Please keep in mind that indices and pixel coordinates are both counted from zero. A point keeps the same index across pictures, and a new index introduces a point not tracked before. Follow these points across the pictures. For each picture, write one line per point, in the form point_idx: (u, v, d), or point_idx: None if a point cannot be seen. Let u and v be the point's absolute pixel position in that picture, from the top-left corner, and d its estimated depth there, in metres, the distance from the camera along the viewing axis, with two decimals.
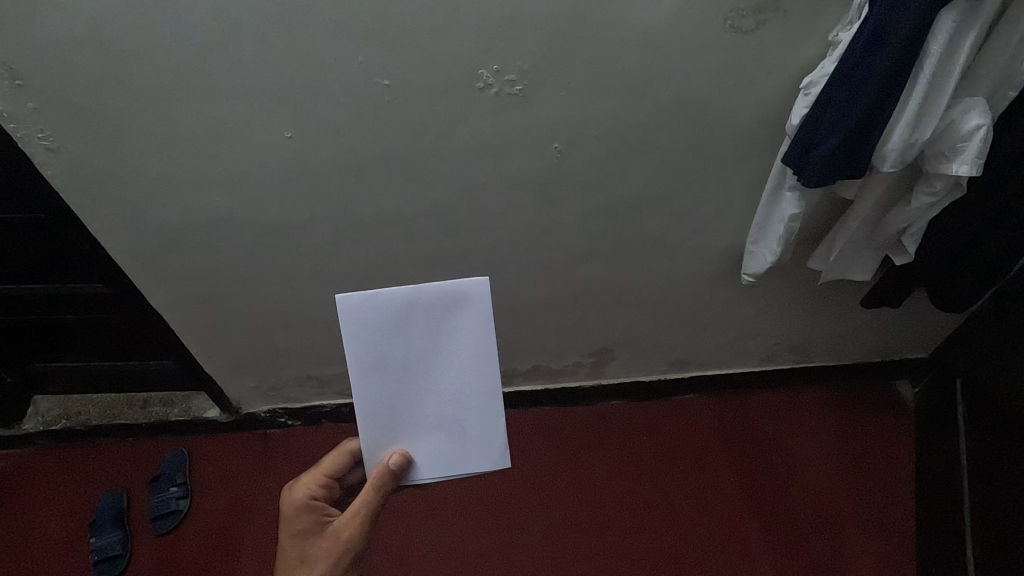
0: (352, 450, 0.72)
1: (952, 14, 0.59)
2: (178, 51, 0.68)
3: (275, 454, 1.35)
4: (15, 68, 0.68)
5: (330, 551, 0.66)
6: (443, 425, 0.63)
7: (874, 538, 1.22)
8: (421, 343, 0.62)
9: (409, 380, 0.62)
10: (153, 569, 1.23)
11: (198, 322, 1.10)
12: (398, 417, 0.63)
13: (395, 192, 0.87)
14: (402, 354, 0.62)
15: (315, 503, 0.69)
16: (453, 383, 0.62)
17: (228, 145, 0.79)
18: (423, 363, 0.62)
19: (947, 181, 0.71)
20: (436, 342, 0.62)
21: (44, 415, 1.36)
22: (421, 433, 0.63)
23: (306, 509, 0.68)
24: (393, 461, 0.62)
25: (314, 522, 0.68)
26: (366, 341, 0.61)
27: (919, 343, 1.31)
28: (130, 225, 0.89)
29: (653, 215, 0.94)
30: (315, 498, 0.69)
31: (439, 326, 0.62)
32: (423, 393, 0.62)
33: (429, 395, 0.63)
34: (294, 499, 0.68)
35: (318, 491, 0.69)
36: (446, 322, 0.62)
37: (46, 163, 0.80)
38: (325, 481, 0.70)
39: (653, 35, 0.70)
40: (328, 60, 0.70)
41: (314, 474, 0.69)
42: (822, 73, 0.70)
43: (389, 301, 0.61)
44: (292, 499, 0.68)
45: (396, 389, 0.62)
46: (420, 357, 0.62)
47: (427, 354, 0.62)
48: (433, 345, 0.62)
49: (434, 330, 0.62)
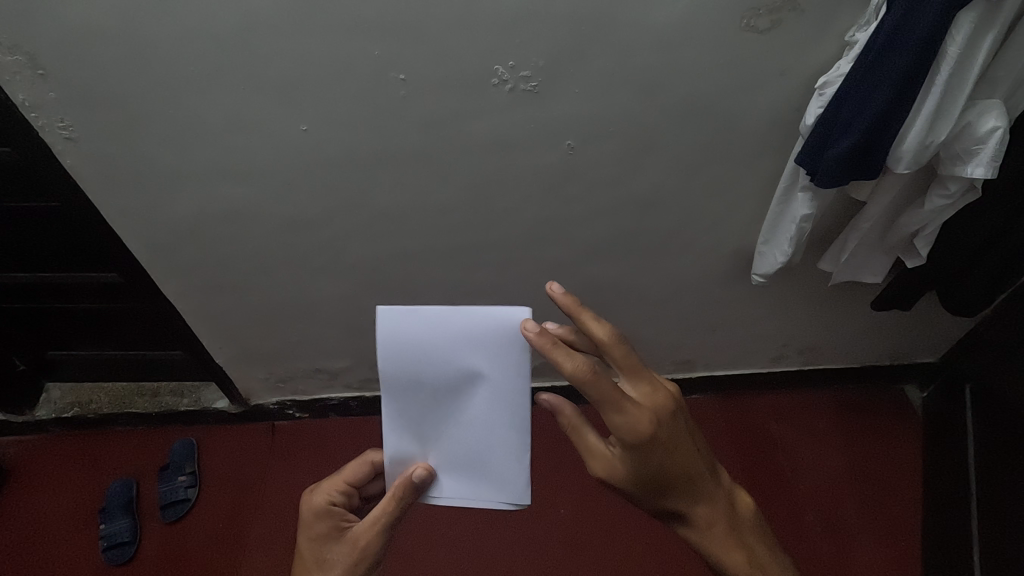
0: (375, 460, 0.72)
1: (972, 14, 0.58)
2: (196, 43, 0.69)
3: (284, 446, 1.37)
4: (38, 58, 0.69)
5: (344, 558, 0.66)
6: (468, 450, 0.63)
7: (880, 538, 1.22)
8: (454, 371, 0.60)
9: (439, 401, 0.61)
10: (162, 555, 1.24)
11: (210, 313, 1.11)
12: (426, 432, 0.63)
13: (409, 186, 0.87)
14: (434, 378, 0.60)
15: (333, 509, 0.69)
16: (481, 413, 0.62)
17: (244, 138, 0.79)
18: (455, 389, 0.61)
19: (961, 184, 0.71)
20: (470, 373, 0.60)
21: (56, 403, 1.37)
22: (446, 454, 0.64)
23: (327, 514, 0.69)
24: (417, 475, 0.62)
25: (332, 527, 0.69)
26: (398, 360, 0.59)
27: (928, 347, 1.30)
28: (145, 215, 0.90)
29: (665, 212, 0.94)
30: (334, 503, 0.69)
31: (475, 359, 0.59)
32: (452, 417, 0.62)
33: (457, 420, 0.62)
34: (312, 504, 0.69)
35: (339, 498, 0.70)
36: (483, 355, 0.59)
37: (66, 152, 0.81)
38: (344, 488, 0.70)
39: (668, 33, 0.70)
40: (344, 54, 0.70)
41: (335, 481, 0.70)
42: (838, 74, 0.70)
43: (426, 324, 0.58)
44: (311, 503, 0.69)
45: (426, 407, 0.62)
46: (453, 384, 0.60)
47: (459, 382, 0.60)
48: (466, 375, 0.60)
49: (470, 362, 0.59)
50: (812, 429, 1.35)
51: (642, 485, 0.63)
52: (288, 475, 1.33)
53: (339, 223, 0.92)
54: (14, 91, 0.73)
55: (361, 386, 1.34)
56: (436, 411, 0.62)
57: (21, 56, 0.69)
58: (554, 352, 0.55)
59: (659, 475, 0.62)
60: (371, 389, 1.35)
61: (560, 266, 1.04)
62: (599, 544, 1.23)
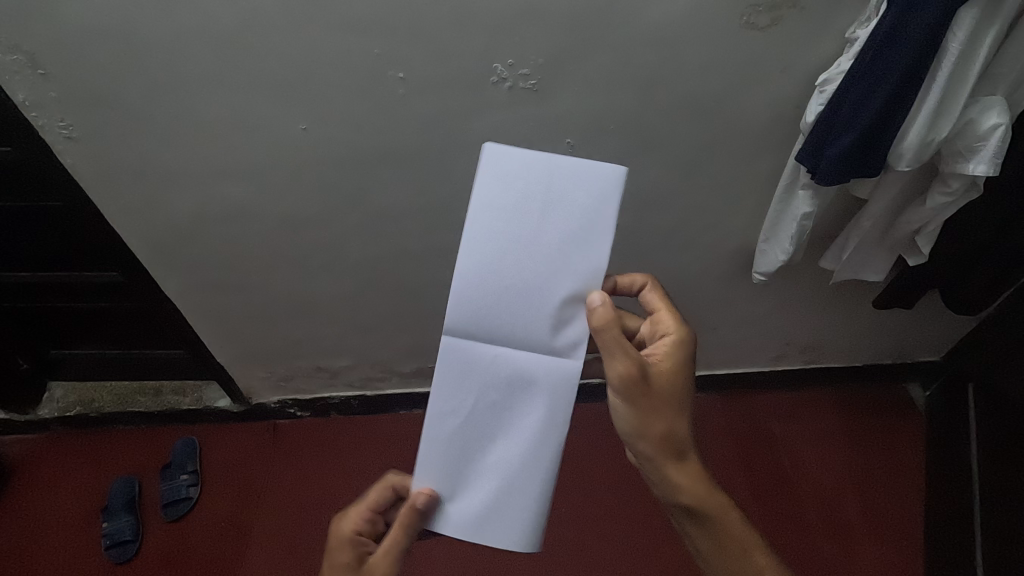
0: (396, 486, 0.68)
1: (973, 11, 0.58)
2: (195, 42, 0.69)
3: (286, 446, 1.37)
4: (38, 58, 0.70)
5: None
6: (496, 480, 0.57)
7: (884, 540, 1.21)
8: (546, 214, 0.55)
9: (507, 229, 0.54)
10: (163, 555, 1.24)
11: (211, 312, 1.11)
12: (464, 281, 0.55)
13: (407, 185, 0.87)
14: (524, 209, 0.54)
15: (359, 538, 0.67)
16: (526, 440, 0.56)
17: (244, 136, 0.79)
18: (524, 246, 0.55)
19: (963, 181, 0.71)
20: (542, 264, 0.55)
21: (59, 401, 1.38)
22: (463, 475, 0.57)
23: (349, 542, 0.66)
24: (421, 499, 0.57)
25: (355, 557, 0.65)
26: (511, 160, 0.55)
27: (930, 346, 1.30)
28: (146, 214, 0.91)
29: (665, 211, 0.94)
30: (360, 533, 0.67)
31: (573, 236, 0.55)
32: (494, 281, 0.55)
33: (499, 272, 0.55)
34: (339, 533, 0.67)
35: (365, 527, 0.68)
36: (585, 243, 0.55)
37: (66, 152, 0.81)
38: (370, 516, 0.68)
39: (668, 30, 0.70)
40: (343, 53, 0.70)
41: (360, 509, 0.68)
42: (838, 71, 0.70)
43: (563, 162, 0.55)
44: (337, 531, 0.67)
45: (504, 201, 0.55)
46: (523, 258, 0.55)
47: (525, 269, 0.55)
48: (549, 254, 0.55)
49: (564, 234, 0.55)
50: (816, 429, 1.35)
51: (659, 401, 0.63)
52: (288, 476, 1.33)
53: (339, 222, 0.92)
54: (15, 90, 0.73)
55: (362, 385, 1.34)
56: (490, 235, 0.54)
57: (20, 55, 0.69)
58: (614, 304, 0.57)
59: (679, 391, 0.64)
60: (373, 388, 1.35)
61: None
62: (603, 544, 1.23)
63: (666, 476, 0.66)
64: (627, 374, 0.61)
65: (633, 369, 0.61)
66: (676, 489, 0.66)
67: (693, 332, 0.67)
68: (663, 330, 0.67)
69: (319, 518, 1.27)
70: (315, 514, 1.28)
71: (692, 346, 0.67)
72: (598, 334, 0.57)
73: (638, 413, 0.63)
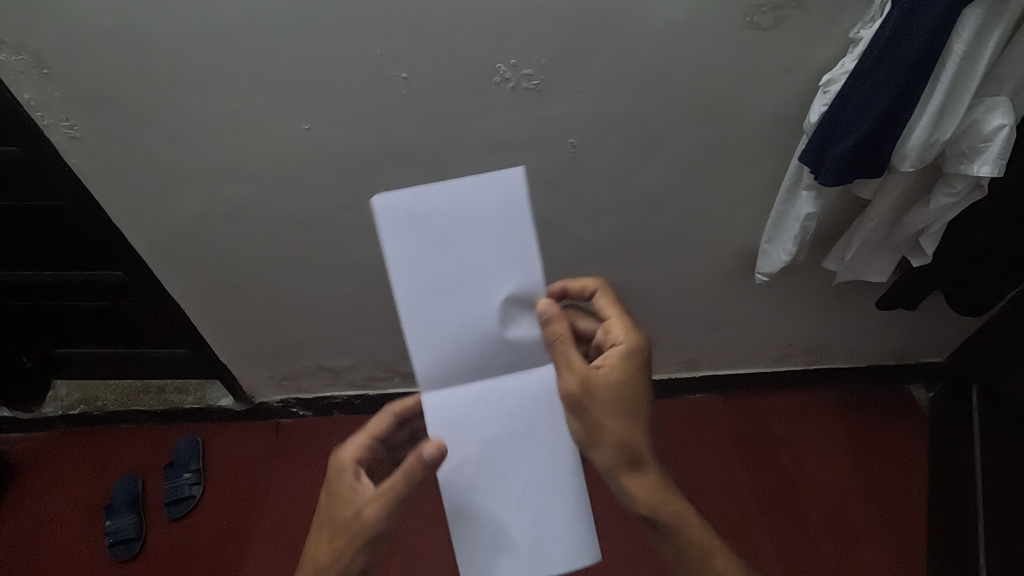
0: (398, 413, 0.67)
1: (978, 11, 0.58)
2: (198, 42, 0.69)
3: (288, 445, 1.37)
4: (43, 58, 0.70)
5: (349, 536, 0.60)
6: (531, 513, 0.56)
7: (887, 542, 1.21)
8: (468, 245, 0.53)
9: (432, 274, 0.53)
10: (165, 553, 1.25)
11: (214, 311, 1.11)
12: (420, 335, 0.54)
13: (409, 185, 0.87)
14: (444, 249, 0.53)
15: (355, 466, 0.65)
16: (542, 458, 0.56)
17: (247, 136, 0.80)
18: (461, 283, 0.53)
19: (967, 182, 0.71)
20: (483, 296, 0.54)
21: (64, 400, 1.39)
22: (498, 523, 0.55)
23: (346, 472, 0.64)
24: (429, 449, 0.54)
25: (350, 488, 0.63)
26: (406, 204, 0.52)
27: (933, 346, 1.29)
28: (149, 214, 0.91)
29: (668, 211, 0.94)
30: (357, 460, 0.65)
31: (501, 260, 0.54)
32: (445, 327, 0.54)
33: (445, 316, 0.54)
34: (336, 460, 0.65)
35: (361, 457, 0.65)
36: (517, 263, 0.54)
37: (71, 151, 0.81)
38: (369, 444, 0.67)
39: (671, 30, 0.70)
40: (346, 53, 0.71)
41: (361, 436, 0.66)
42: (841, 72, 0.70)
43: (462, 186, 0.52)
44: (334, 458, 0.65)
45: (416, 248, 0.52)
46: (460, 296, 0.54)
47: (469, 306, 0.54)
48: (482, 282, 0.54)
49: (494, 262, 0.54)
50: (818, 430, 1.35)
51: (609, 412, 0.60)
52: (290, 475, 1.33)
53: (341, 221, 0.92)
54: (20, 90, 0.74)
55: (364, 384, 1.34)
56: (420, 283, 0.53)
57: (26, 55, 0.69)
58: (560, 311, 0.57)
59: (629, 400, 0.61)
60: (374, 388, 1.35)
61: (562, 264, 1.03)
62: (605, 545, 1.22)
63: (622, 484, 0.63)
64: (576, 390, 0.58)
65: (581, 385, 0.58)
66: (632, 498, 0.64)
67: (646, 337, 0.63)
68: (613, 340, 0.64)
69: None
70: (316, 514, 1.27)
71: (644, 352, 0.63)
72: (548, 336, 0.57)
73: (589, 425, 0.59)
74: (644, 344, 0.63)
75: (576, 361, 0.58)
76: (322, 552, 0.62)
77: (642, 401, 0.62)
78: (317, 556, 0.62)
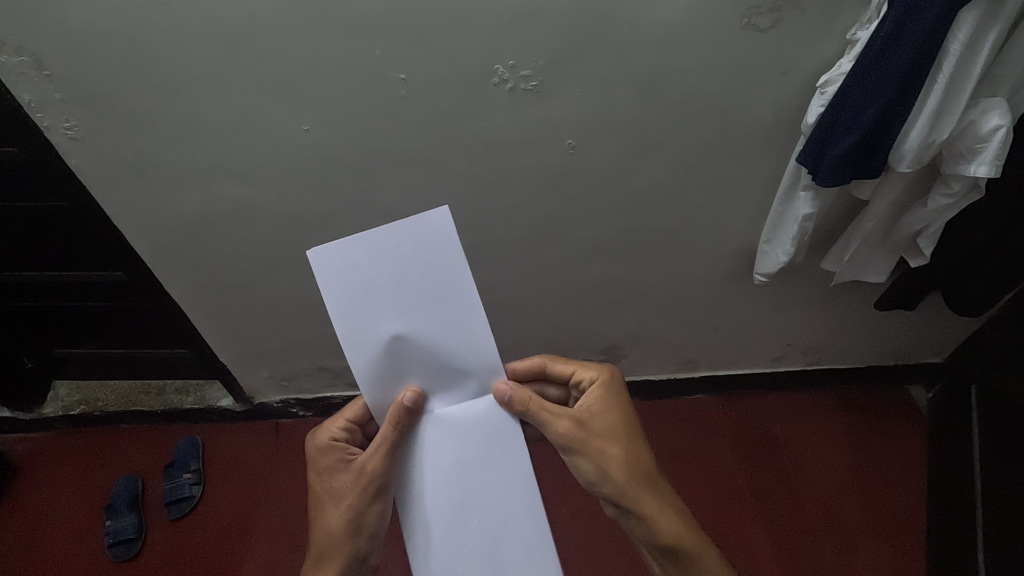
0: None
1: (974, 13, 0.58)
2: (198, 44, 0.69)
3: (288, 445, 1.37)
4: (44, 59, 0.70)
5: (358, 497, 0.62)
6: (490, 532, 0.57)
7: (886, 542, 1.21)
8: (405, 286, 0.54)
9: (371, 317, 0.55)
10: (165, 553, 1.25)
11: (214, 311, 1.12)
12: (367, 370, 0.56)
13: (408, 185, 0.87)
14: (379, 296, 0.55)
15: (336, 444, 0.66)
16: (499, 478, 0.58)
17: (246, 137, 0.80)
18: (400, 322, 0.55)
19: (965, 182, 0.71)
20: (423, 333, 0.55)
21: (64, 400, 1.39)
22: (457, 545, 0.57)
23: (330, 449, 0.66)
24: (406, 397, 0.57)
25: (338, 461, 0.65)
26: (342, 251, 0.54)
27: (932, 347, 1.30)
28: (149, 215, 0.91)
29: (666, 212, 0.94)
30: (337, 439, 0.66)
31: (437, 299, 0.55)
32: (391, 362, 0.56)
33: (386, 353, 0.56)
34: (316, 442, 0.66)
35: (341, 434, 0.66)
36: (452, 304, 0.55)
37: (71, 152, 0.82)
38: (346, 425, 0.67)
39: (669, 32, 0.70)
40: (346, 54, 0.71)
41: (337, 417, 0.67)
42: (838, 73, 0.70)
43: (392, 233, 0.54)
44: (314, 441, 0.66)
45: (356, 294, 0.54)
46: (402, 334, 0.55)
47: (412, 344, 0.56)
48: (425, 319, 0.55)
49: (426, 301, 0.55)
50: (818, 430, 1.35)
51: (606, 438, 0.64)
52: (289, 476, 1.33)
53: (340, 222, 0.93)
54: (20, 91, 0.74)
55: None
56: (361, 326, 0.55)
57: (26, 57, 0.70)
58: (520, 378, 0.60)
59: (623, 424, 0.65)
60: None
61: (561, 265, 1.03)
62: (605, 545, 1.22)
63: (647, 513, 0.64)
64: (568, 427, 0.63)
65: (571, 422, 0.64)
66: (655, 529, 0.64)
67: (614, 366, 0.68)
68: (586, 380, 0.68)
69: None
70: None
71: (618, 378, 0.68)
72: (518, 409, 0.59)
73: (590, 457, 0.63)
74: (615, 376, 0.68)
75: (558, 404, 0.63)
76: (332, 523, 0.63)
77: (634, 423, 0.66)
78: (327, 529, 0.63)
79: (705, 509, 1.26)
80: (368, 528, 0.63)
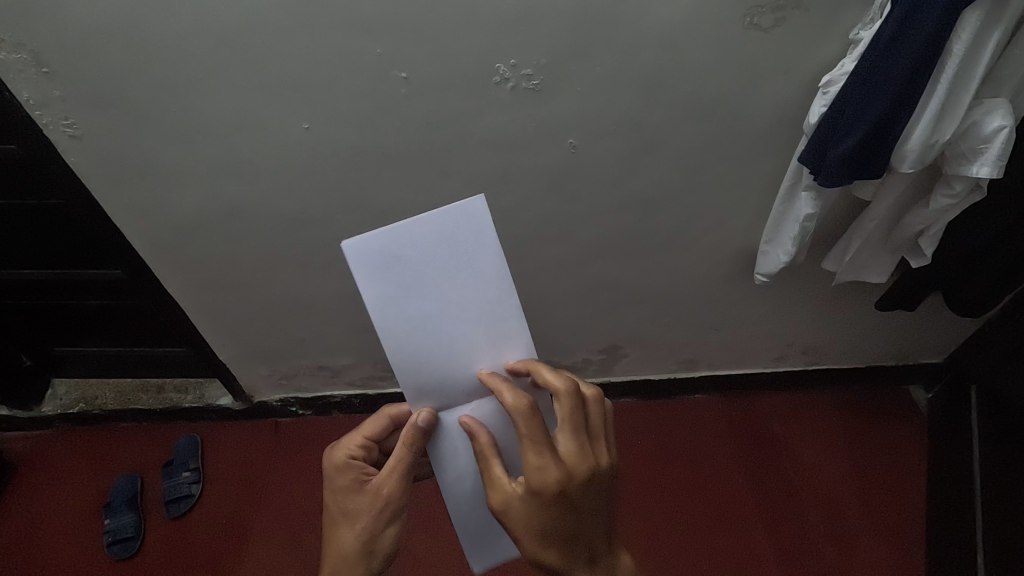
0: (394, 414, 0.67)
1: (977, 13, 0.58)
2: (198, 41, 0.69)
3: (287, 443, 1.37)
4: (43, 56, 0.70)
5: (374, 514, 0.62)
6: None
7: (885, 542, 1.21)
8: (441, 273, 0.55)
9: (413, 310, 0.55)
10: (164, 552, 1.24)
11: (213, 310, 1.11)
12: (407, 362, 0.56)
13: (408, 183, 0.87)
14: (417, 286, 0.54)
15: (354, 462, 0.64)
16: None
17: (246, 136, 0.80)
18: (442, 313, 0.56)
19: (967, 183, 0.71)
20: (459, 317, 0.56)
21: (62, 399, 1.39)
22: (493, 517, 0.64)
23: (347, 468, 0.63)
24: (421, 418, 0.58)
25: (354, 480, 0.63)
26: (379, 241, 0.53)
27: (932, 348, 1.30)
28: (148, 213, 0.91)
29: (667, 211, 0.94)
30: (354, 457, 0.64)
31: (471, 284, 0.56)
32: (430, 349, 0.57)
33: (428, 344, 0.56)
34: (332, 460, 0.64)
35: (358, 452, 0.65)
36: (485, 287, 0.56)
37: (70, 150, 0.81)
38: (364, 443, 0.66)
39: (671, 31, 0.70)
40: (346, 52, 0.70)
41: (355, 435, 0.65)
42: (841, 73, 0.70)
43: (420, 225, 0.53)
44: (330, 459, 0.64)
45: (395, 285, 0.54)
46: (443, 326, 0.56)
47: (453, 331, 0.57)
48: (462, 304, 0.56)
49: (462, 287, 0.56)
50: (817, 430, 1.35)
51: (526, 537, 0.54)
52: (288, 474, 1.33)
53: (340, 221, 0.92)
54: (19, 89, 0.74)
55: (363, 384, 1.34)
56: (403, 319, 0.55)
57: (25, 54, 0.69)
58: (499, 387, 0.55)
59: (551, 525, 0.53)
60: (373, 387, 1.35)
61: (562, 265, 1.03)
62: None
63: None
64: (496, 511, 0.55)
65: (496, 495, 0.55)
66: None
67: (584, 455, 0.53)
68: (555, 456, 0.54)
69: (319, 517, 1.27)
70: (316, 512, 1.27)
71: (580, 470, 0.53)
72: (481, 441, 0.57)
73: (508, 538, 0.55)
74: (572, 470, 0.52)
75: (498, 477, 0.55)
76: (346, 544, 0.61)
77: (581, 530, 0.54)
78: (337, 552, 0.62)
79: (704, 511, 1.26)
80: (384, 549, 0.62)
